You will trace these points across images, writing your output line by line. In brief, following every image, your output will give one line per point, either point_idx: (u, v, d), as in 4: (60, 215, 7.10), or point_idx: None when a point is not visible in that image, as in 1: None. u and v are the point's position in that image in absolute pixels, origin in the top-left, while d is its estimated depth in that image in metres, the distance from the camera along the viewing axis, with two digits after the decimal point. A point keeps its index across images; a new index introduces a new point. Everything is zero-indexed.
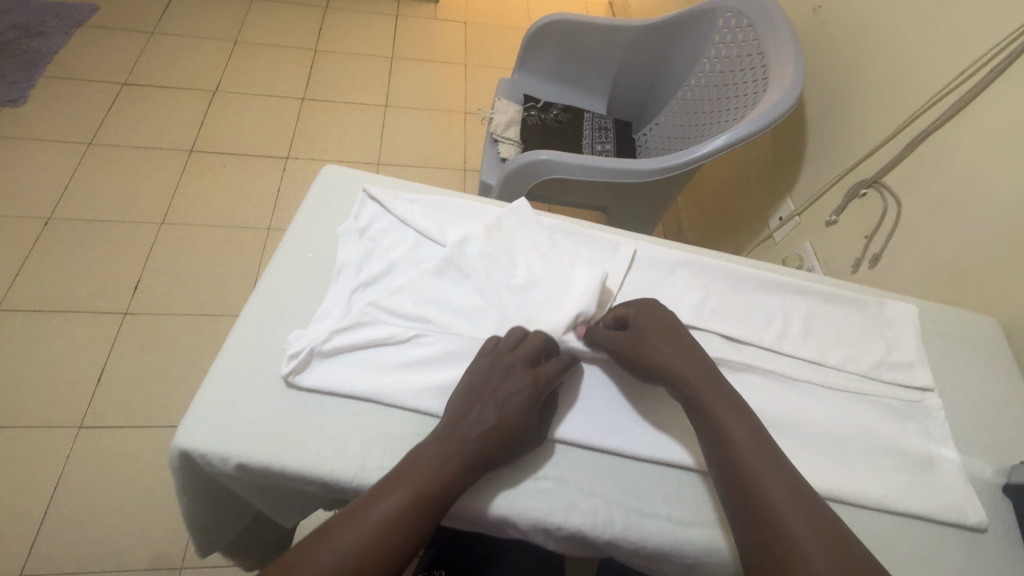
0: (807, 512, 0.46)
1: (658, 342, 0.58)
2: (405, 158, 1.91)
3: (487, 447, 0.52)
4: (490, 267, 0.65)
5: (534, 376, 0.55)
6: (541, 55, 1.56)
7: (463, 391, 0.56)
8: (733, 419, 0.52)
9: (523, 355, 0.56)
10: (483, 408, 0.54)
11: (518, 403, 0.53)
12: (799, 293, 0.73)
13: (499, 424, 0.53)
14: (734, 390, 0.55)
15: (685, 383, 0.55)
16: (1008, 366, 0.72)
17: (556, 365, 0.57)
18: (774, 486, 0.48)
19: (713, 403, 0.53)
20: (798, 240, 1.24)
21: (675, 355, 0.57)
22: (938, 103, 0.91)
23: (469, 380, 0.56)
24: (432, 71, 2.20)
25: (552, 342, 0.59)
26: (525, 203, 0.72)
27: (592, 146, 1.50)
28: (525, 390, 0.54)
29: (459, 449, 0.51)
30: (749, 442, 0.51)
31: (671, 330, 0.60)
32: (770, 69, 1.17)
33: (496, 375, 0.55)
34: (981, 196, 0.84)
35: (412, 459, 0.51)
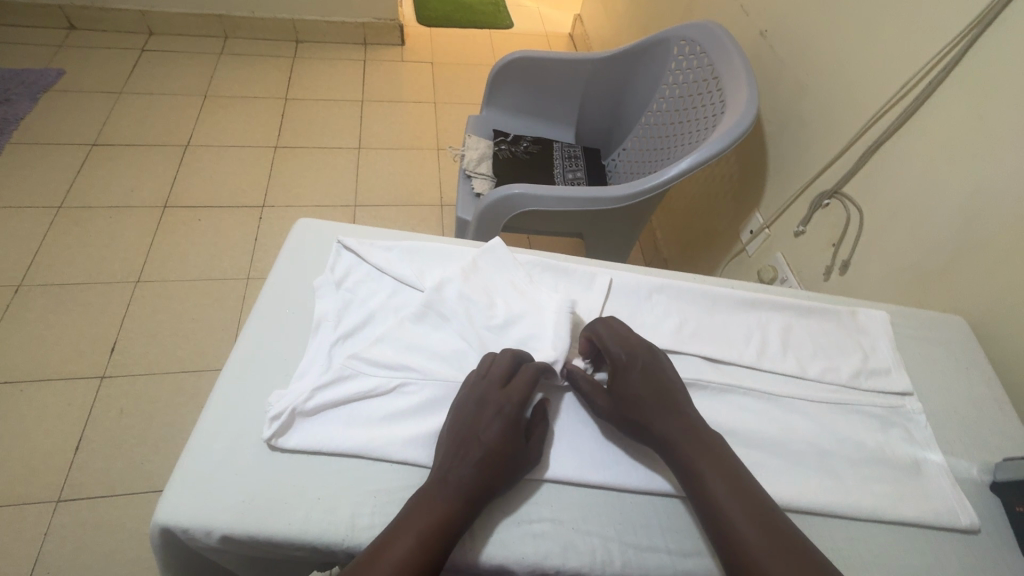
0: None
1: (642, 402, 0.57)
2: (381, 198, 1.93)
3: (482, 476, 0.52)
4: (469, 310, 0.66)
5: (507, 396, 0.56)
6: (507, 92, 1.60)
7: (449, 425, 0.56)
8: (714, 474, 0.52)
9: (495, 380, 0.57)
10: (467, 435, 0.54)
11: (499, 428, 0.54)
12: (775, 308, 0.75)
13: (487, 452, 0.53)
14: (718, 442, 0.55)
15: (669, 444, 0.55)
16: (981, 363, 0.74)
17: (527, 376, 0.58)
18: (768, 554, 0.46)
19: (703, 465, 0.52)
20: (770, 252, 1.28)
21: (660, 414, 0.56)
22: (885, 115, 0.95)
23: (451, 414, 0.57)
24: (403, 111, 2.25)
25: (520, 359, 0.60)
26: (500, 242, 0.73)
27: (564, 174, 1.54)
28: (503, 407, 0.55)
29: (454, 482, 0.51)
30: (734, 498, 0.50)
31: (657, 384, 0.59)
32: (725, 90, 1.22)
33: (474, 405, 0.56)
34: (935, 200, 0.88)
35: (412, 499, 0.51)
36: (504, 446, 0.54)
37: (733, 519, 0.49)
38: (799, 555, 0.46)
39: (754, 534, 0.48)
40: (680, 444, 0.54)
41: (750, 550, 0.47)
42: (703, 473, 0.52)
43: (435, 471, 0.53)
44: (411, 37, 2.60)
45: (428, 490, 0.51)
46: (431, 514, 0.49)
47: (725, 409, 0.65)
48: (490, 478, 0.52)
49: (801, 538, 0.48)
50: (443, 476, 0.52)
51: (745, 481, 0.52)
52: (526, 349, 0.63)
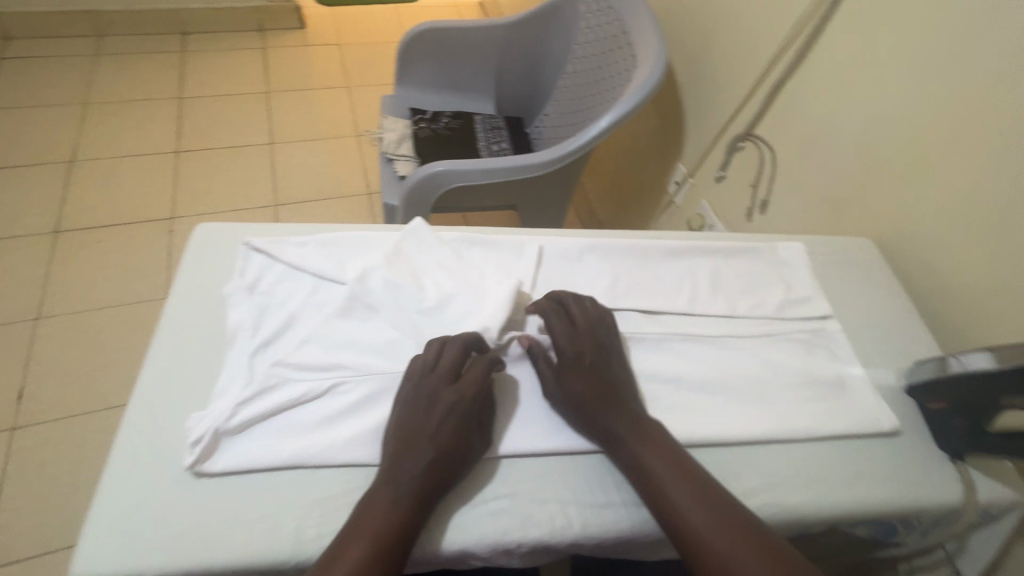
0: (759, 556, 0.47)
1: (580, 406, 0.57)
2: (302, 194, 1.84)
3: (435, 476, 0.51)
4: (397, 297, 0.63)
5: (458, 392, 0.55)
6: (419, 67, 1.53)
7: (396, 426, 0.53)
8: (657, 462, 0.53)
9: (445, 372, 0.55)
10: (416, 432, 0.52)
11: (450, 428, 0.53)
12: (701, 254, 0.76)
13: (438, 453, 0.51)
14: (658, 429, 0.56)
15: (616, 438, 0.55)
16: (888, 277, 0.81)
17: (478, 370, 0.57)
18: (723, 541, 0.48)
19: (651, 464, 0.53)
20: (695, 200, 1.33)
21: (605, 414, 0.56)
22: (786, 52, 0.99)
23: (397, 412, 0.54)
24: (315, 99, 2.13)
25: (476, 344, 0.59)
26: (421, 223, 0.70)
27: (489, 147, 1.50)
28: (456, 402, 0.54)
29: (411, 481, 0.49)
30: (678, 483, 0.52)
31: (599, 384, 0.58)
32: (634, 44, 1.23)
33: (424, 404, 0.54)
34: (836, 131, 0.93)
35: (364, 505, 0.49)
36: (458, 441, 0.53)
37: (680, 502, 0.51)
38: (759, 541, 0.48)
39: (704, 521, 0.50)
40: (623, 438, 0.55)
41: (699, 529, 0.49)
42: (649, 471, 0.53)
43: (387, 471, 0.50)
44: (311, 18, 2.44)
45: (382, 492, 0.49)
46: (391, 521, 0.47)
47: (665, 356, 0.66)
48: (445, 474, 0.51)
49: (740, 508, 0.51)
50: (394, 476, 0.50)
51: (690, 469, 0.53)
52: (460, 329, 0.61)
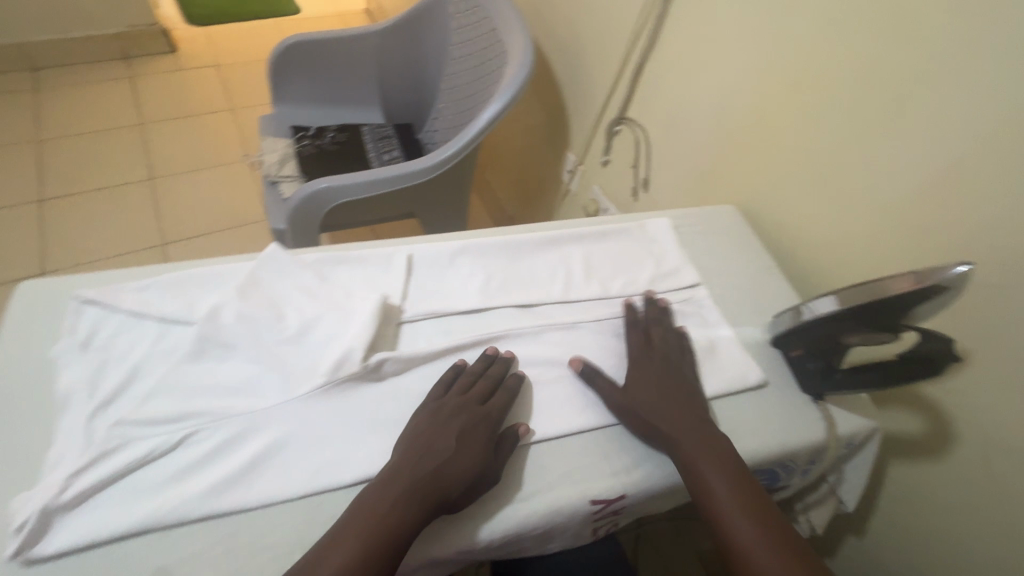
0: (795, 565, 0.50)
1: (646, 410, 0.60)
2: (189, 229, 1.74)
3: (451, 485, 0.51)
4: (254, 330, 0.59)
5: (485, 412, 0.57)
6: (294, 83, 1.47)
7: (415, 435, 0.54)
8: (711, 468, 0.56)
9: (473, 397, 0.58)
10: (458, 444, 0.54)
11: (480, 441, 0.54)
12: (573, 241, 0.78)
13: (467, 464, 0.52)
14: (717, 434, 0.59)
15: (673, 443, 0.58)
16: (750, 238, 0.86)
17: (502, 398, 0.59)
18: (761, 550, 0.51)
19: (703, 468, 0.56)
20: (588, 186, 1.37)
21: (666, 419, 0.59)
22: (641, 36, 1.05)
23: (419, 423, 0.55)
24: (197, 127, 2.01)
25: (507, 369, 0.62)
26: (278, 249, 0.67)
27: (380, 157, 1.46)
28: (487, 423, 0.56)
29: (440, 496, 0.50)
30: (728, 488, 0.54)
31: (664, 389, 0.62)
32: (503, 40, 1.25)
33: (463, 418, 0.56)
34: (692, 107, 0.99)
35: (364, 505, 0.49)
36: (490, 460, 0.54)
37: (725, 506, 0.54)
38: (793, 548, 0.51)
39: (746, 528, 0.53)
40: (681, 443, 0.57)
41: (739, 534, 0.52)
42: (701, 475, 0.55)
43: (406, 476, 0.51)
44: (184, 40, 2.30)
45: (403, 500, 0.49)
46: (403, 527, 0.48)
47: (543, 347, 0.67)
48: (471, 492, 0.53)
49: (779, 515, 0.54)
50: (425, 490, 0.50)
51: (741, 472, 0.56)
52: (326, 352, 0.59)
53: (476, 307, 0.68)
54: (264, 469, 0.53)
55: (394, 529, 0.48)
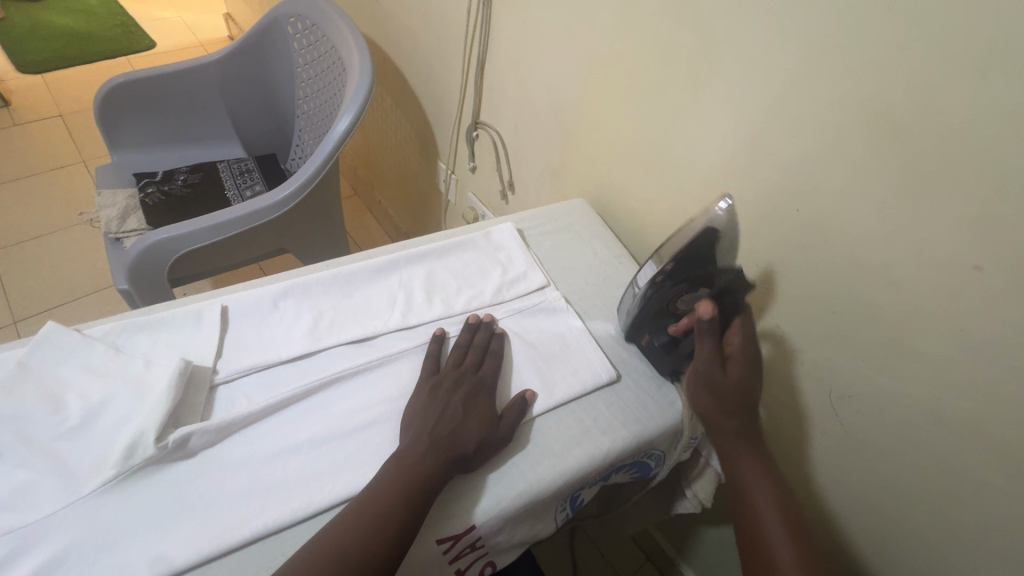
0: (810, 564, 0.55)
1: (710, 409, 0.62)
2: (44, 300, 1.56)
3: (467, 445, 0.56)
4: (24, 430, 0.52)
5: (482, 378, 0.63)
6: (129, 126, 1.34)
7: (426, 407, 0.59)
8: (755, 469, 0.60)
9: (467, 369, 0.63)
10: (466, 410, 0.59)
11: (485, 405, 0.60)
12: (414, 261, 0.75)
13: (478, 425, 0.58)
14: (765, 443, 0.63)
15: (728, 433, 0.61)
16: (598, 231, 0.86)
17: (492, 363, 0.65)
18: (784, 553, 0.56)
19: (748, 470, 0.61)
20: (463, 194, 1.34)
21: (731, 413, 0.61)
22: (475, 39, 1.03)
23: (421, 399, 0.59)
24: (42, 185, 1.81)
25: (493, 333, 0.69)
26: (57, 326, 0.59)
27: (240, 193, 1.36)
28: (486, 390, 0.62)
29: (457, 456, 0.55)
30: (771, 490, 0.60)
31: (742, 371, 0.62)
32: (344, 57, 1.20)
33: (465, 389, 0.61)
34: (533, 105, 0.98)
35: (388, 470, 0.53)
36: (499, 419, 0.60)
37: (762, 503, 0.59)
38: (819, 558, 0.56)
39: (774, 531, 0.58)
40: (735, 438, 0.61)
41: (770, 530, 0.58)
42: (747, 482, 0.60)
43: (425, 440, 0.55)
44: (17, 91, 2.06)
45: (425, 459, 0.53)
46: (425, 482, 0.52)
47: (380, 384, 0.63)
48: (488, 447, 0.57)
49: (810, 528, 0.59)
50: (445, 452, 0.54)
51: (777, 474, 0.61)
52: (116, 438, 0.52)
53: (302, 354, 0.63)
54: None
55: (419, 485, 0.52)
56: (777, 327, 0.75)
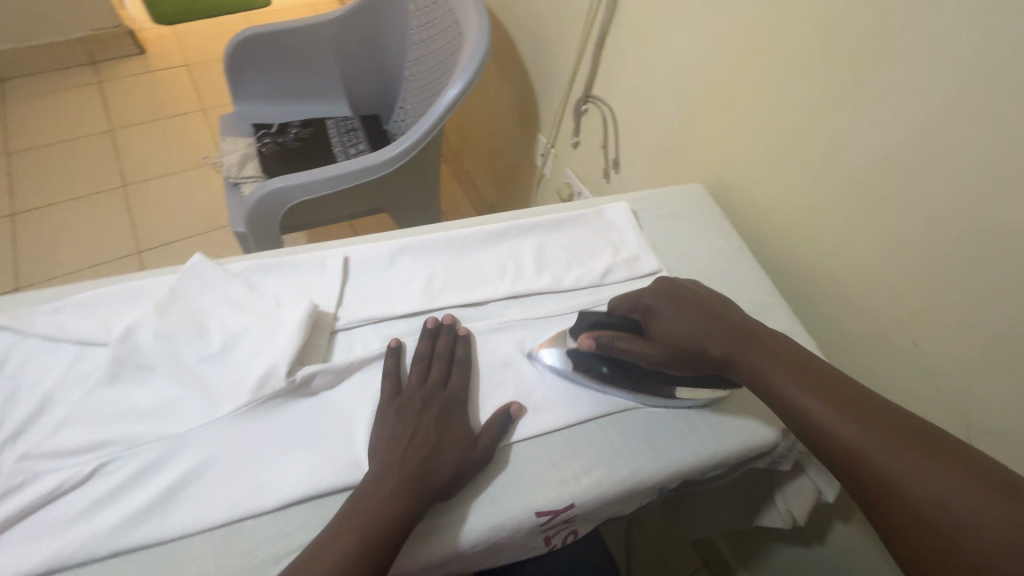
0: (910, 445, 0.44)
1: (693, 343, 0.57)
2: (165, 234, 1.71)
3: (444, 471, 0.51)
4: (175, 348, 0.56)
5: (451, 395, 0.57)
6: (252, 78, 1.41)
7: (389, 432, 0.53)
8: (782, 375, 0.52)
9: (433, 385, 0.57)
10: (436, 430, 0.53)
11: (458, 426, 0.54)
12: (524, 232, 0.74)
13: (451, 448, 0.52)
14: (781, 345, 0.55)
15: (730, 360, 0.56)
16: (717, 220, 0.81)
17: (463, 376, 0.59)
18: (872, 437, 0.45)
19: (780, 384, 0.52)
20: (561, 169, 1.31)
21: (711, 335, 0.57)
22: (599, 10, 0.99)
23: (387, 423, 0.53)
24: (168, 129, 1.97)
25: (463, 342, 0.62)
26: (202, 259, 0.63)
27: (345, 150, 1.41)
28: (458, 409, 0.56)
29: (433, 489, 0.49)
30: (809, 391, 0.50)
31: (686, 299, 0.60)
32: (461, 21, 1.19)
33: (428, 408, 0.55)
34: (655, 81, 0.93)
35: (362, 496, 0.48)
36: (475, 441, 0.54)
37: (817, 411, 0.49)
38: (914, 436, 0.45)
39: (846, 421, 0.47)
40: (740, 359, 0.55)
41: (838, 432, 0.47)
42: (791, 397, 0.51)
43: (394, 474, 0.49)
44: (151, 41, 2.24)
45: (395, 495, 0.48)
46: (399, 521, 0.47)
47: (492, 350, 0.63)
48: (466, 475, 0.52)
49: (897, 411, 0.47)
50: (416, 487, 0.49)
51: (818, 371, 0.52)
52: (251, 367, 0.56)
53: (417, 311, 0.64)
54: (181, 500, 0.49)
55: (392, 526, 0.46)
56: (912, 346, 0.68)
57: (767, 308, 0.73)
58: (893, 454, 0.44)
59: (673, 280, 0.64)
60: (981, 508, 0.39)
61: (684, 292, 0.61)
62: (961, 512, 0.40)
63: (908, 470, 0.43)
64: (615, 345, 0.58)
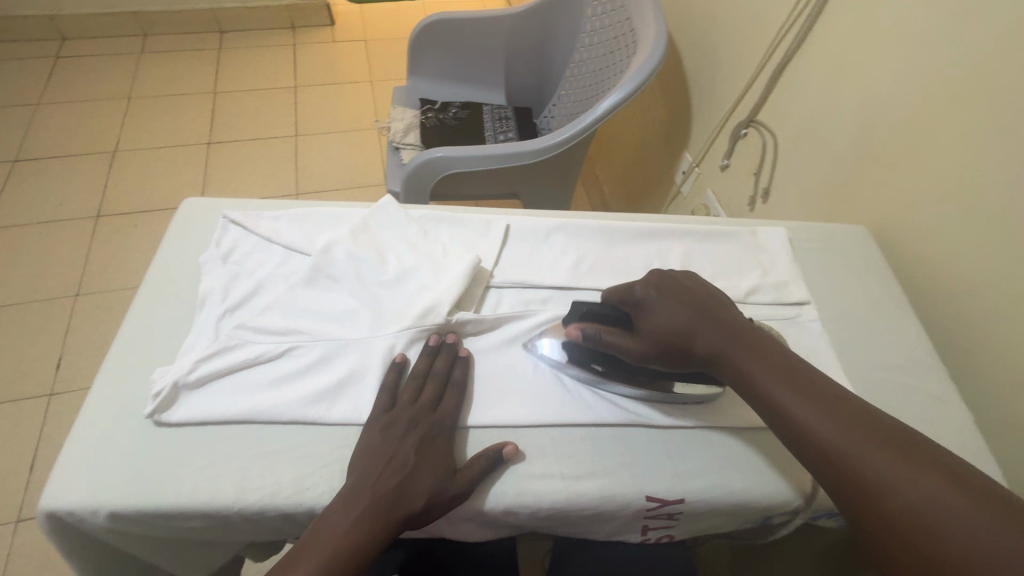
0: (890, 450, 0.43)
1: (678, 338, 0.55)
2: (320, 183, 1.93)
3: (419, 502, 0.50)
4: (359, 269, 0.65)
5: (439, 420, 0.56)
6: (429, 58, 1.55)
7: (369, 450, 0.52)
8: (766, 373, 0.51)
9: (423, 405, 0.56)
10: (416, 455, 0.52)
11: (439, 456, 0.53)
12: (673, 236, 0.75)
13: (427, 478, 0.51)
14: (769, 345, 0.54)
15: (715, 355, 0.54)
16: (878, 267, 0.77)
17: (456, 401, 0.57)
18: (855, 441, 0.44)
19: (763, 383, 0.51)
20: (701, 190, 1.30)
21: (698, 329, 0.55)
22: (785, 37, 0.96)
23: (370, 441, 0.53)
24: (340, 93, 2.22)
25: (462, 366, 0.60)
26: (392, 201, 0.72)
27: (495, 136, 1.50)
28: (444, 435, 0.55)
29: (404, 516, 0.49)
30: (791, 392, 0.49)
31: (675, 295, 0.58)
32: (637, 31, 1.22)
33: (410, 431, 0.54)
34: (834, 116, 0.89)
35: (338, 510, 0.49)
36: (455, 472, 0.52)
37: (799, 412, 0.48)
38: (897, 441, 0.44)
39: (831, 426, 0.46)
40: (725, 354, 0.54)
41: (820, 433, 0.46)
42: (772, 397, 0.50)
43: (366, 497, 0.49)
44: (340, 15, 2.53)
45: (364, 519, 0.48)
46: (366, 545, 0.47)
47: None
48: (442, 504, 0.51)
49: (884, 417, 0.46)
50: (386, 512, 0.49)
51: (803, 373, 0.51)
52: (418, 300, 0.63)
53: (562, 287, 0.68)
54: (345, 395, 0.58)
55: (358, 548, 0.47)
56: None
57: (921, 369, 0.68)
58: (873, 458, 0.43)
59: (665, 271, 0.61)
60: (954, 513, 0.39)
61: (673, 285, 0.59)
62: (931, 516, 0.40)
63: (886, 472, 0.42)
64: (602, 339, 0.57)
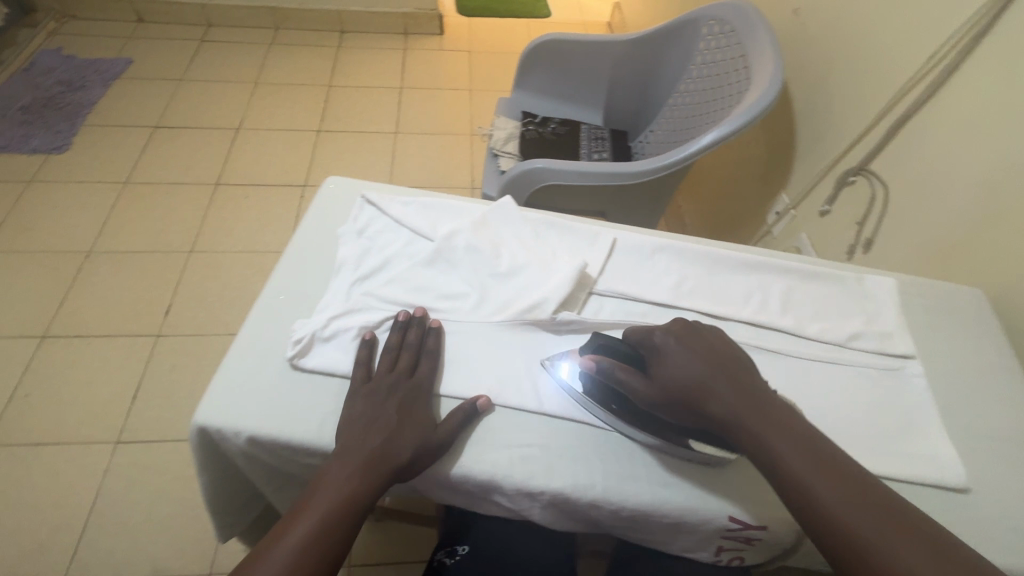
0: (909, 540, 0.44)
1: (694, 398, 0.53)
2: (412, 179, 2.05)
3: (405, 455, 0.54)
4: (475, 259, 0.71)
5: (416, 384, 0.60)
6: (536, 74, 1.63)
7: (359, 415, 0.56)
8: (788, 449, 0.49)
9: (400, 372, 0.60)
10: (395, 416, 0.56)
11: (417, 415, 0.57)
12: (777, 271, 0.76)
13: (409, 434, 0.55)
14: (785, 413, 0.52)
15: (729, 420, 0.51)
16: (991, 333, 0.74)
17: (431, 367, 0.61)
18: (881, 533, 0.45)
19: (784, 459, 0.49)
20: (795, 232, 1.28)
21: (714, 391, 0.52)
22: (912, 89, 0.95)
23: (356, 410, 0.57)
24: (440, 98, 2.35)
25: (429, 335, 0.64)
26: (510, 201, 0.78)
27: (589, 154, 1.55)
28: (422, 397, 0.59)
29: (393, 469, 0.54)
30: (813, 471, 0.48)
31: (692, 350, 0.55)
32: (752, 68, 1.23)
33: (386, 396, 0.58)
34: (959, 175, 0.87)
35: (336, 462, 0.53)
36: (436, 427, 0.57)
37: (823, 495, 0.47)
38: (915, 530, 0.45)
39: (856, 515, 0.46)
40: (742, 422, 0.51)
41: (846, 521, 0.45)
42: (792, 475, 0.48)
43: (356, 455, 0.53)
44: (450, 26, 2.69)
45: (354, 475, 0.52)
46: (359, 497, 0.52)
47: None
48: (430, 455, 0.55)
49: (899, 501, 0.47)
50: (375, 465, 0.53)
51: (819, 449, 0.49)
52: (526, 295, 0.68)
53: (662, 304, 0.71)
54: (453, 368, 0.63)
55: (353, 500, 0.52)
56: None
57: None
58: (896, 553, 0.44)
59: (688, 321, 0.58)
60: None
61: (691, 339, 0.56)
62: None
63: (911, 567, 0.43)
64: (613, 377, 0.56)
